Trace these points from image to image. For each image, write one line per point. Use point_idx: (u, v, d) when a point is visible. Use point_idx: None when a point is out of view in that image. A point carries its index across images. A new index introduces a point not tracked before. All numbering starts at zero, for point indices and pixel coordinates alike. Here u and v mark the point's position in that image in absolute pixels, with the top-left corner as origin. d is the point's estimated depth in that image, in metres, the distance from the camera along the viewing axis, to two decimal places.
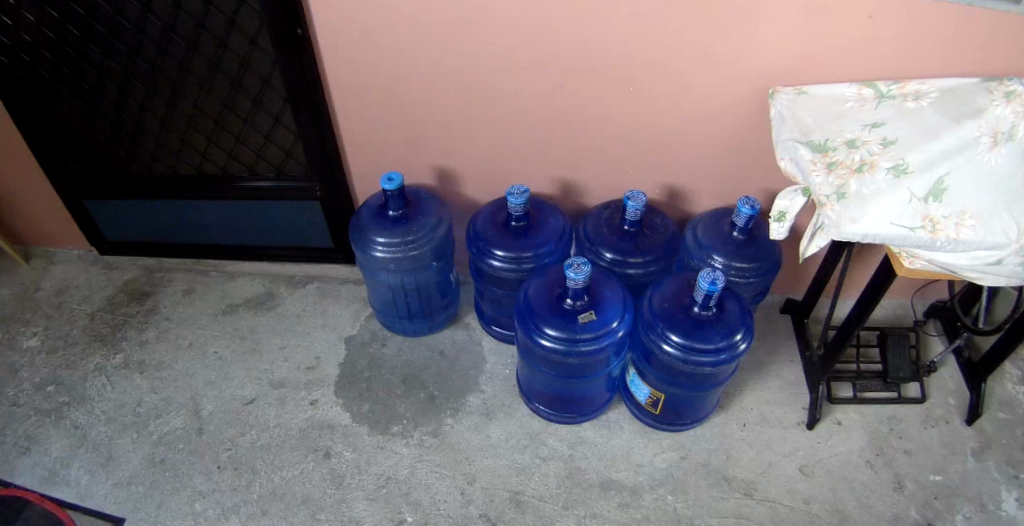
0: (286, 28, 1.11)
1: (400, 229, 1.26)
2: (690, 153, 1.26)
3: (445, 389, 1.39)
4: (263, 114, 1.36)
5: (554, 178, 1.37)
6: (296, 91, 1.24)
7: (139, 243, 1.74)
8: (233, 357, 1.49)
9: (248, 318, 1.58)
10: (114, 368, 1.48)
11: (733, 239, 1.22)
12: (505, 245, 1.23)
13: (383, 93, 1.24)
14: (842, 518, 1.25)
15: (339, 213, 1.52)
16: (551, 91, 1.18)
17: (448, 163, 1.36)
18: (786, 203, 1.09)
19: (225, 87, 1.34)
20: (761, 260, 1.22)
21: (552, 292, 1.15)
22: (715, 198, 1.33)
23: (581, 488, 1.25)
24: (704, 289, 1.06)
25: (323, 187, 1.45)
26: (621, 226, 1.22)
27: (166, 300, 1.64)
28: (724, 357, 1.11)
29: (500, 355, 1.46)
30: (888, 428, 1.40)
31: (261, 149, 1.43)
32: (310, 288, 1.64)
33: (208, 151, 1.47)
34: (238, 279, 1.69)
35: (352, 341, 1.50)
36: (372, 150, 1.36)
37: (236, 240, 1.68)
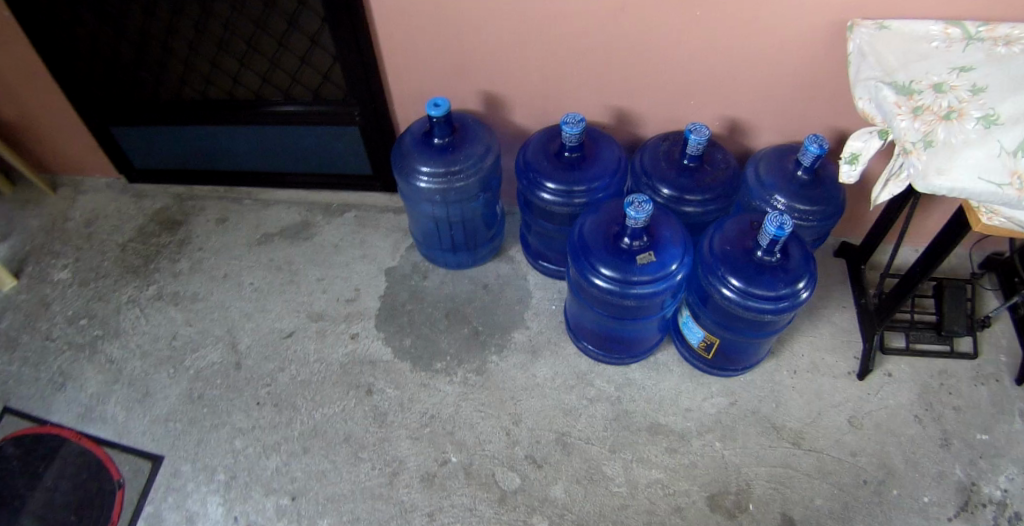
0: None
1: (445, 159, 1.19)
2: (761, 78, 1.17)
3: (490, 324, 1.35)
4: (298, 33, 1.27)
5: (610, 102, 1.28)
6: (336, 7, 1.13)
7: (170, 169, 1.68)
8: (270, 289, 1.46)
9: (283, 249, 1.54)
10: (147, 300, 1.48)
11: (796, 180, 1.15)
12: (559, 178, 1.16)
13: (426, 7, 1.13)
14: (889, 472, 1.25)
15: (380, 142, 1.43)
16: (614, 10, 1.10)
17: (497, 83, 1.27)
18: (860, 145, 0.99)
19: (257, 3, 1.25)
20: (826, 205, 1.15)
21: (608, 230, 1.08)
22: (782, 128, 1.25)
23: (628, 431, 1.23)
24: (771, 233, 0.98)
25: (363, 113, 1.36)
26: (683, 160, 1.15)
27: (200, 231, 1.61)
28: (786, 305, 1.04)
29: (547, 291, 1.41)
30: (938, 382, 1.36)
31: (296, 72, 1.34)
32: (348, 217, 1.59)
33: (240, 75, 1.39)
34: (273, 206, 1.64)
35: (393, 272, 1.46)
36: (416, 74, 1.28)
37: (271, 165, 1.60)
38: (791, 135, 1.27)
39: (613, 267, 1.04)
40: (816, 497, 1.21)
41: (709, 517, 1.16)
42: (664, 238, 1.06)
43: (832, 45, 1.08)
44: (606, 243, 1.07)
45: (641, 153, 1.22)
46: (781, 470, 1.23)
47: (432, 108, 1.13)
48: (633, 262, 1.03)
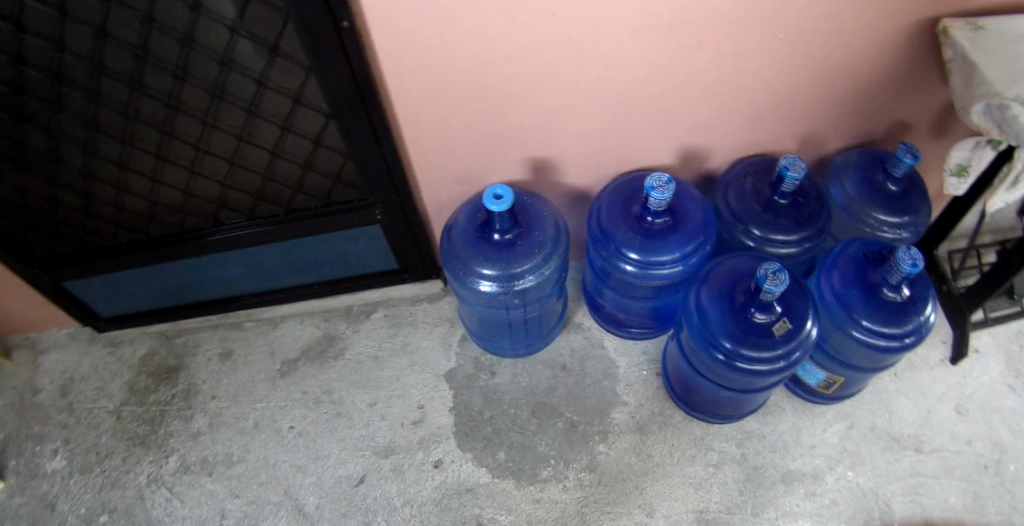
0: (325, 19, 0.73)
1: (514, 255, 1.01)
2: (842, 95, 1.04)
3: (583, 412, 1.23)
4: (296, 138, 0.97)
5: (674, 146, 1.11)
6: (346, 106, 0.86)
7: (150, 310, 1.41)
8: (318, 430, 1.26)
9: (315, 376, 1.33)
10: (173, 476, 1.23)
11: (886, 191, 1.05)
12: (643, 247, 1.02)
13: (458, 89, 0.90)
14: (1003, 451, 1.18)
15: (409, 233, 1.20)
16: (680, 55, 0.91)
17: (545, 150, 1.07)
18: (967, 157, 0.95)
19: (237, 115, 0.93)
20: (924, 211, 1.06)
21: (729, 301, 0.96)
22: (854, 136, 1.14)
23: (764, 488, 1.15)
24: (905, 271, 0.88)
25: (386, 210, 1.11)
26: (772, 197, 1.02)
27: (203, 374, 1.37)
28: (913, 341, 0.95)
29: (631, 356, 1.31)
30: (1020, 345, 1.31)
31: (301, 181, 1.05)
32: (377, 319, 1.41)
33: (226, 198, 1.08)
34: (282, 325, 1.43)
35: (455, 376, 1.30)
36: (442, 164, 1.06)
37: (270, 283, 1.36)
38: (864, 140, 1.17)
39: (740, 343, 0.92)
40: (949, 496, 1.14)
41: None
42: (785, 296, 0.95)
43: (926, 48, 0.95)
44: (724, 313, 0.95)
45: (720, 193, 1.11)
46: (912, 482, 1.15)
47: (492, 201, 0.95)
48: (760, 333, 0.92)
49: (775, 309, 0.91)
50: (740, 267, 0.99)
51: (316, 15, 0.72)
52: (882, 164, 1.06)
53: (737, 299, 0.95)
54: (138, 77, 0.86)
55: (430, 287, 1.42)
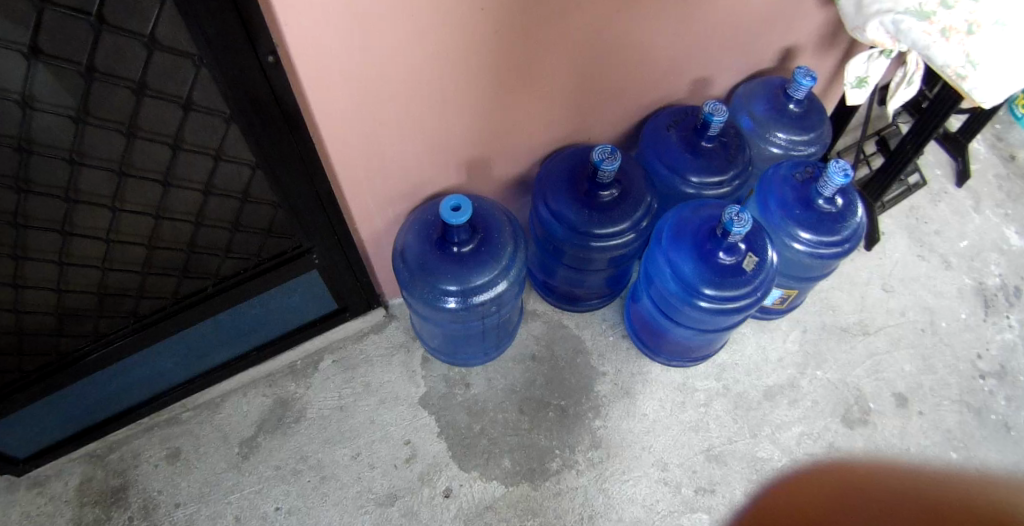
0: (249, 57, 0.67)
1: (483, 264, 0.99)
2: (727, 28, 1.08)
3: (569, 394, 1.21)
4: (220, 198, 0.87)
5: (595, 112, 1.12)
6: (276, 149, 0.81)
7: (73, 433, 1.22)
8: (307, 501, 1.15)
9: (284, 446, 1.22)
10: None
11: (788, 112, 1.16)
12: (600, 220, 1.04)
13: (388, 104, 0.84)
14: (931, 313, 1.34)
15: (350, 270, 1.14)
16: (583, 25, 0.90)
17: (474, 146, 1.04)
18: (864, 69, 1.04)
19: (150, 188, 0.81)
20: (823, 122, 1.18)
21: (698, 251, 0.99)
22: (740, 63, 1.19)
23: (753, 410, 1.21)
24: (839, 182, 0.97)
25: (324, 252, 1.05)
26: (698, 142, 1.09)
27: (156, 483, 1.21)
28: (851, 245, 1.05)
29: (592, 325, 1.30)
30: (915, 218, 1.47)
31: (229, 244, 0.96)
32: (327, 367, 1.29)
33: (148, 284, 0.95)
34: (226, 404, 1.29)
35: (431, 399, 1.23)
36: (365, 187, 0.99)
37: (200, 365, 1.21)
38: (756, 67, 1.25)
39: (720, 286, 0.97)
40: (904, 364, 1.27)
41: (853, 435, 1.19)
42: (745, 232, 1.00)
43: None
44: (696, 262, 0.99)
45: (649, 150, 1.15)
46: (871, 362, 1.27)
47: (450, 215, 0.91)
48: (732, 272, 0.97)
49: (744, 248, 0.97)
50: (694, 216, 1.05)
51: (237, 54, 0.66)
52: (782, 88, 1.16)
53: (705, 246, 0.99)
54: (22, 174, 0.71)
55: (372, 315, 1.32)
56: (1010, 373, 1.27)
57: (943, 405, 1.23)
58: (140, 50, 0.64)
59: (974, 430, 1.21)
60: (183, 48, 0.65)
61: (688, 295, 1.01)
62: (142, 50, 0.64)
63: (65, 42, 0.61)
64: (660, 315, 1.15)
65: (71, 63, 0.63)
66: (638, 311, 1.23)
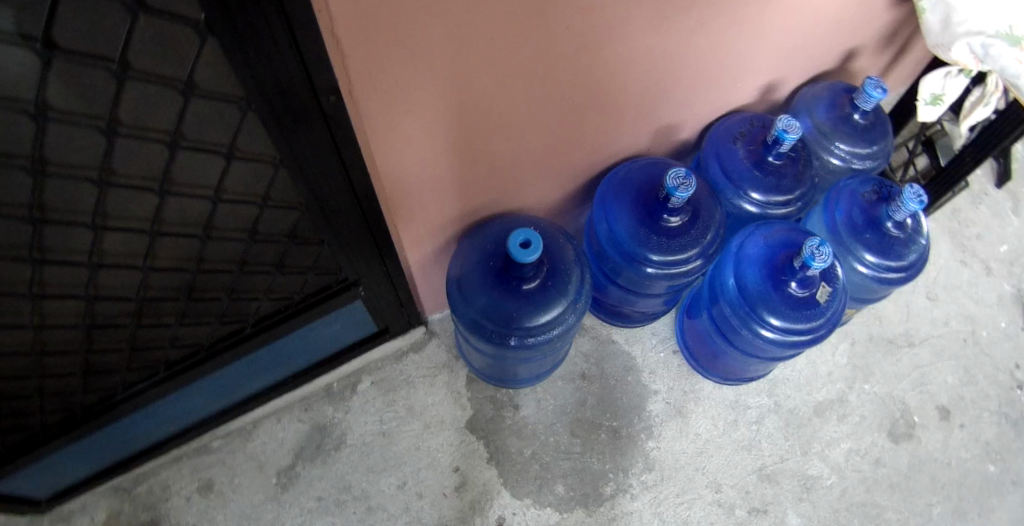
0: (305, 95, 0.59)
1: (549, 299, 0.93)
2: (796, 32, 1.01)
3: (621, 415, 1.17)
4: (261, 244, 0.82)
5: (656, 122, 1.04)
6: (329, 188, 0.74)
7: (98, 469, 1.15)
8: None
9: (324, 475, 1.16)
10: None
11: (852, 121, 1.12)
12: (669, 246, 0.97)
13: (451, 125, 0.77)
14: (973, 322, 1.34)
15: (394, 298, 1.07)
16: (664, 35, 0.82)
17: (533, 165, 0.96)
18: (941, 87, 1.03)
19: (184, 243, 0.75)
20: (886, 132, 1.14)
21: (771, 282, 0.96)
22: (800, 66, 1.13)
23: (802, 427, 1.20)
24: (916, 209, 0.95)
25: (369, 284, 0.98)
26: (765, 158, 1.03)
27: (189, 518, 1.16)
28: (916, 268, 1.04)
29: (640, 341, 1.24)
30: (956, 221, 1.45)
31: (269, 286, 0.90)
32: (366, 389, 1.21)
33: (182, 332, 0.91)
34: (258, 431, 1.22)
35: (477, 423, 1.17)
36: (420, 208, 0.91)
37: (231, 396, 1.14)
38: (816, 68, 1.18)
39: (793, 320, 0.94)
40: (947, 376, 1.28)
41: (898, 450, 1.21)
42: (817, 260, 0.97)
43: None
44: (771, 293, 0.96)
45: (715, 160, 1.08)
46: (916, 374, 1.27)
47: (518, 251, 0.85)
48: (805, 303, 0.95)
49: (819, 279, 0.94)
50: (763, 241, 1.01)
51: (296, 94, 0.58)
52: (848, 96, 1.12)
53: (781, 277, 0.95)
54: (39, 241, 0.64)
55: (411, 334, 1.23)
56: None
57: (983, 418, 1.26)
58: (176, 99, 0.57)
59: (1011, 442, 1.24)
60: (224, 93, 0.58)
61: (756, 326, 0.98)
62: (178, 98, 0.56)
63: (86, 97, 0.53)
64: (717, 337, 1.12)
65: (88, 118, 0.54)
66: (693, 327, 1.19)
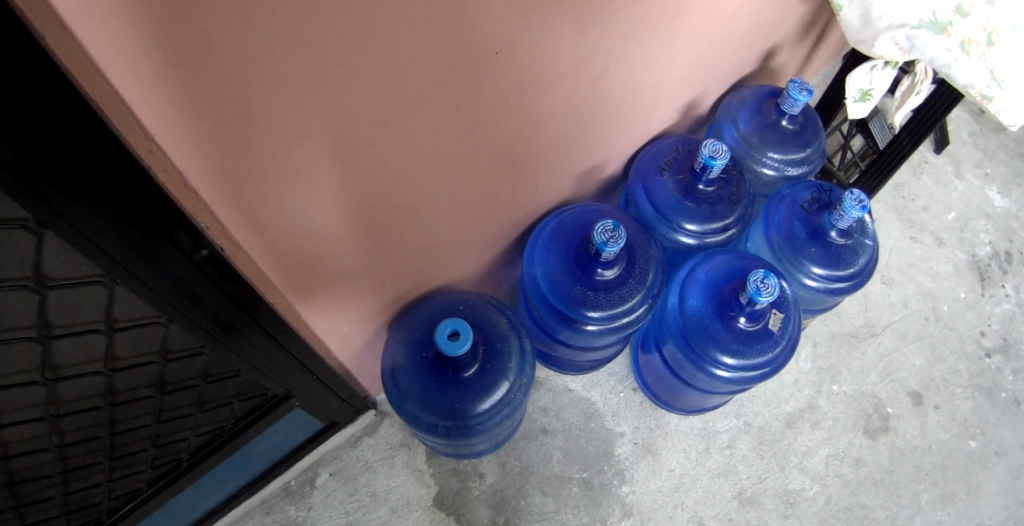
0: (172, 255, 0.51)
1: (491, 380, 0.89)
2: (700, 59, 0.97)
3: (590, 464, 1.14)
4: (178, 392, 0.74)
5: (577, 173, 0.98)
6: (228, 332, 0.66)
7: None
8: None
9: None
10: None
11: (781, 128, 1.09)
12: (608, 301, 0.93)
13: (360, 249, 0.71)
14: (932, 298, 1.32)
15: (330, 392, 0.99)
16: (574, 100, 0.77)
17: (458, 250, 0.89)
18: (869, 81, 0.99)
19: (91, 415, 0.68)
20: (816, 134, 1.11)
21: (720, 318, 0.92)
22: (713, 83, 1.09)
23: (776, 441, 1.18)
24: (857, 216, 0.91)
25: (308, 391, 0.92)
26: (694, 185, 0.98)
27: None
28: (868, 270, 1.00)
29: (600, 384, 1.22)
30: (902, 197, 1.43)
31: (198, 422, 0.83)
32: (325, 482, 1.16)
33: (119, 484, 0.84)
34: None
35: (445, 499, 1.13)
36: (353, 315, 0.84)
37: (185, 521, 1.07)
38: (732, 80, 1.14)
39: (748, 355, 0.90)
40: (914, 359, 1.26)
41: (875, 447, 1.18)
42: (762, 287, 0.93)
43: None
44: (721, 331, 0.91)
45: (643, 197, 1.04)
46: (883, 365, 1.25)
47: (446, 343, 0.81)
48: (758, 336, 0.90)
49: (768, 310, 0.90)
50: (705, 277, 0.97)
51: (159, 258, 0.50)
52: (774, 102, 1.08)
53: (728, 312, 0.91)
54: None
55: (365, 418, 1.19)
56: (1013, 345, 1.29)
57: (957, 395, 1.24)
58: (30, 297, 0.50)
59: (988, 413, 1.23)
60: (85, 277, 0.50)
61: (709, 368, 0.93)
62: (33, 295, 0.49)
63: None
64: (674, 376, 1.07)
65: None
66: (652, 368, 1.16)
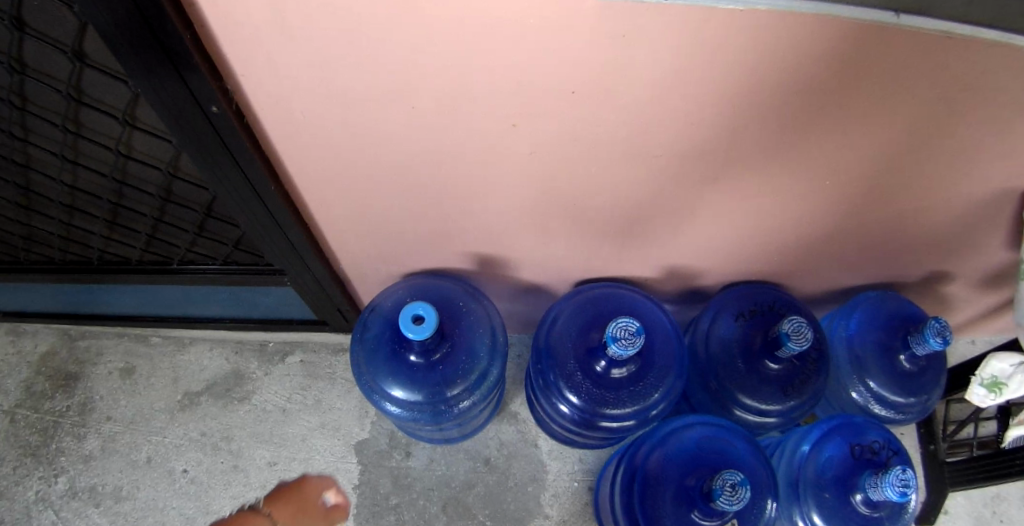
0: (160, 58, 0.57)
1: (447, 377, 0.97)
2: (831, 227, 0.90)
3: (498, 516, 1.11)
4: (175, 177, 0.85)
5: (648, 251, 0.98)
6: (225, 177, 0.77)
7: (60, 312, 1.35)
8: (210, 479, 1.18)
9: (216, 416, 1.22)
10: (59, 499, 1.21)
11: (898, 363, 1.03)
12: (589, 393, 0.95)
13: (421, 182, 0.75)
14: None
15: (317, 284, 1.07)
16: (662, 180, 0.79)
17: (503, 230, 0.94)
18: (1010, 372, 0.87)
19: (102, 149, 0.82)
20: (923, 392, 1.04)
21: (679, 490, 0.91)
22: (838, 260, 1.01)
23: None
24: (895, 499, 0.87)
25: (277, 251, 0.97)
26: (761, 358, 0.96)
27: (102, 390, 1.31)
28: None
29: (564, 460, 1.15)
30: (991, 511, 1.22)
31: (191, 214, 0.94)
32: (292, 363, 1.22)
33: (114, 220, 1.00)
34: (190, 348, 1.28)
35: (366, 450, 1.15)
36: (383, 220, 0.92)
37: (164, 308, 1.24)
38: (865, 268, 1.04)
39: None
40: None
41: None
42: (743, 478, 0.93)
43: (931, 198, 0.82)
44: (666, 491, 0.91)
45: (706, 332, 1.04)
46: None
47: (411, 325, 0.90)
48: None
49: (729, 514, 0.87)
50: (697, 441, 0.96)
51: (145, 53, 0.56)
52: (905, 331, 1.03)
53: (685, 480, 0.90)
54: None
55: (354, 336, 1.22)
56: None
57: None
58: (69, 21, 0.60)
59: None
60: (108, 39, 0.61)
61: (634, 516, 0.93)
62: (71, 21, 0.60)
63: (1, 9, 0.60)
64: (609, 506, 1.03)
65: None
66: (605, 486, 1.08)
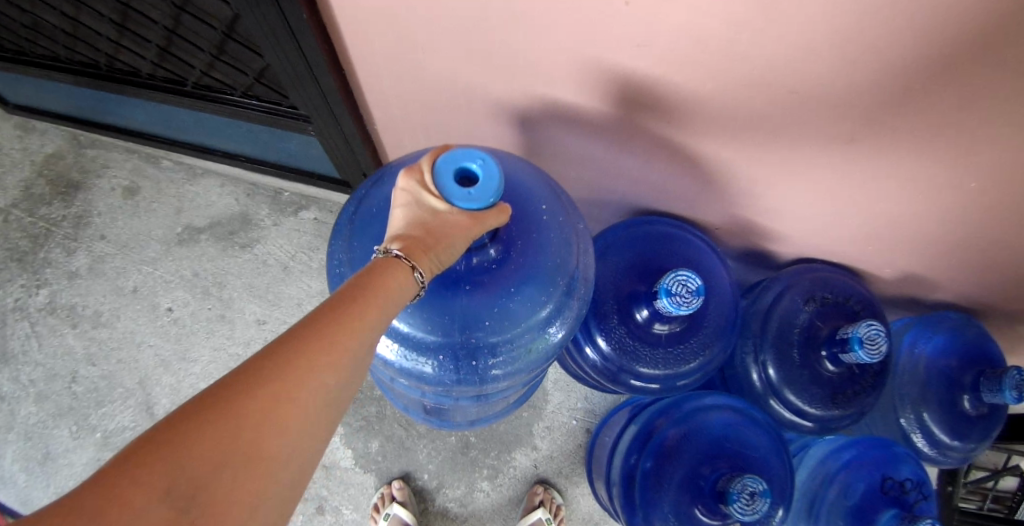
0: None
1: (464, 320, 0.61)
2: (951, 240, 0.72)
3: (485, 437, 1.03)
4: None
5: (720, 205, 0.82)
6: None
7: (70, 115, 1.26)
8: (194, 325, 1.10)
9: (213, 258, 1.12)
10: (37, 312, 1.14)
11: (963, 406, 0.86)
12: (621, 342, 0.81)
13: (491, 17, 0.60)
14: None
15: (344, 137, 0.94)
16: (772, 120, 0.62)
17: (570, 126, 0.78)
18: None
19: None
20: (986, 436, 0.87)
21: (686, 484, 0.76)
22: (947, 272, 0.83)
23: None
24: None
25: (301, 94, 0.85)
26: (824, 355, 0.81)
27: (101, 206, 1.21)
28: None
29: (569, 395, 1.06)
30: None
31: (211, 36, 0.84)
32: (305, 220, 1.13)
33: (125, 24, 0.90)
34: (200, 181, 1.19)
35: None
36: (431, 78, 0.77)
37: (179, 135, 1.15)
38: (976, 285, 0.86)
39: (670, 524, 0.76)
40: None
41: None
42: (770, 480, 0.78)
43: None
44: (675, 472, 0.76)
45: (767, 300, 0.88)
46: None
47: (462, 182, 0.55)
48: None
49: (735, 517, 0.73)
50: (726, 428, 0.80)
51: None
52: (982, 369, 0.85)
53: (698, 468, 0.76)
54: None
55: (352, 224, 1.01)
56: None
57: None
58: None
59: None
60: None
61: (630, 489, 0.79)
62: None
63: None
64: (605, 464, 0.92)
65: None
66: (607, 437, 0.96)
